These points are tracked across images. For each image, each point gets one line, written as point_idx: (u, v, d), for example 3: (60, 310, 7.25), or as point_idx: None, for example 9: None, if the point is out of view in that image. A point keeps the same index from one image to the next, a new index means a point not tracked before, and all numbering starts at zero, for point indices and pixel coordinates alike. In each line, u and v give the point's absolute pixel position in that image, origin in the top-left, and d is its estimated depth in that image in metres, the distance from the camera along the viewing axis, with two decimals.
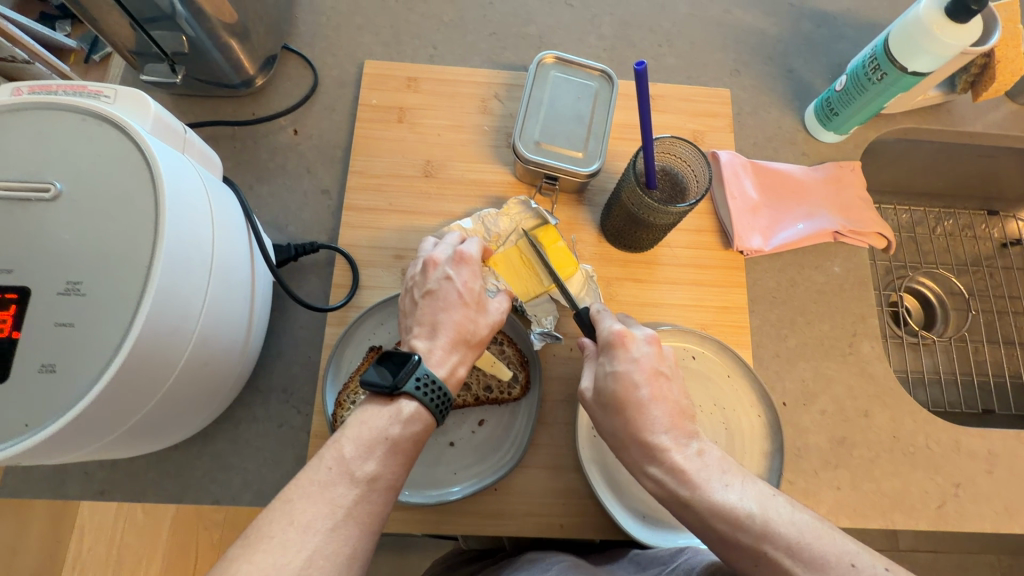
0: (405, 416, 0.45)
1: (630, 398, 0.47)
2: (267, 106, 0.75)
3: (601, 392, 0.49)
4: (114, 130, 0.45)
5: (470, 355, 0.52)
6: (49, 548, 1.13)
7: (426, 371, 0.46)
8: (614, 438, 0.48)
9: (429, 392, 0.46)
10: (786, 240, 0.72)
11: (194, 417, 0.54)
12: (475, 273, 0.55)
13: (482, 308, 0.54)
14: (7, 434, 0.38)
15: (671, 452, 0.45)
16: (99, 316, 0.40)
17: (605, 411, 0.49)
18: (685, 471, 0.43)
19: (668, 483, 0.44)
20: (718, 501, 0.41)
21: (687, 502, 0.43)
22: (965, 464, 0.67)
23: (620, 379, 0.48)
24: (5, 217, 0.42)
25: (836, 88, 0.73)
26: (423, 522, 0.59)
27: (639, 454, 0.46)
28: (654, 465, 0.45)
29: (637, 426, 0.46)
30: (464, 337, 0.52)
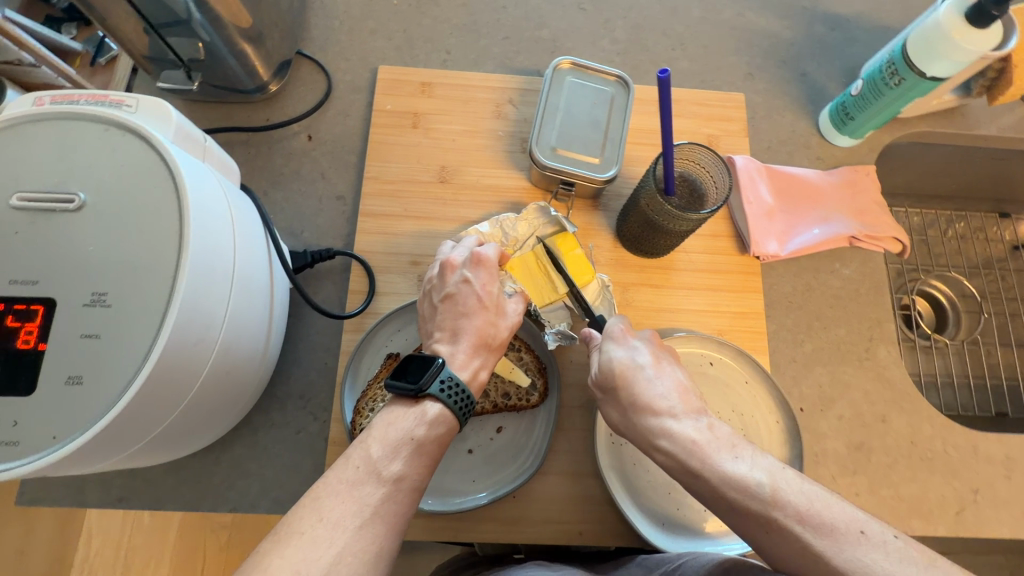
0: (431, 417, 0.45)
1: (637, 377, 0.48)
2: (281, 111, 0.75)
3: (608, 374, 0.50)
4: (137, 139, 0.45)
5: (492, 358, 0.53)
6: (57, 552, 1.13)
7: (450, 374, 0.46)
8: (623, 421, 0.48)
9: (453, 395, 0.46)
10: (802, 244, 0.72)
11: (214, 426, 0.54)
12: (493, 275, 0.55)
13: (501, 311, 0.54)
14: (35, 446, 0.38)
15: (678, 425, 0.44)
16: (126, 327, 0.40)
17: (612, 393, 0.49)
18: (693, 442, 0.42)
19: (677, 453, 0.43)
20: (726, 467, 0.40)
21: (697, 471, 0.41)
22: (983, 470, 0.67)
23: (625, 365, 0.49)
24: (31, 228, 0.42)
25: (852, 93, 0.72)
26: (442, 530, 0.59)
27: (648, 428, 0.45)
28: (662, 439, 0.44)
29: (644, 403, 0.47)
30: (486, 341, 0.52)
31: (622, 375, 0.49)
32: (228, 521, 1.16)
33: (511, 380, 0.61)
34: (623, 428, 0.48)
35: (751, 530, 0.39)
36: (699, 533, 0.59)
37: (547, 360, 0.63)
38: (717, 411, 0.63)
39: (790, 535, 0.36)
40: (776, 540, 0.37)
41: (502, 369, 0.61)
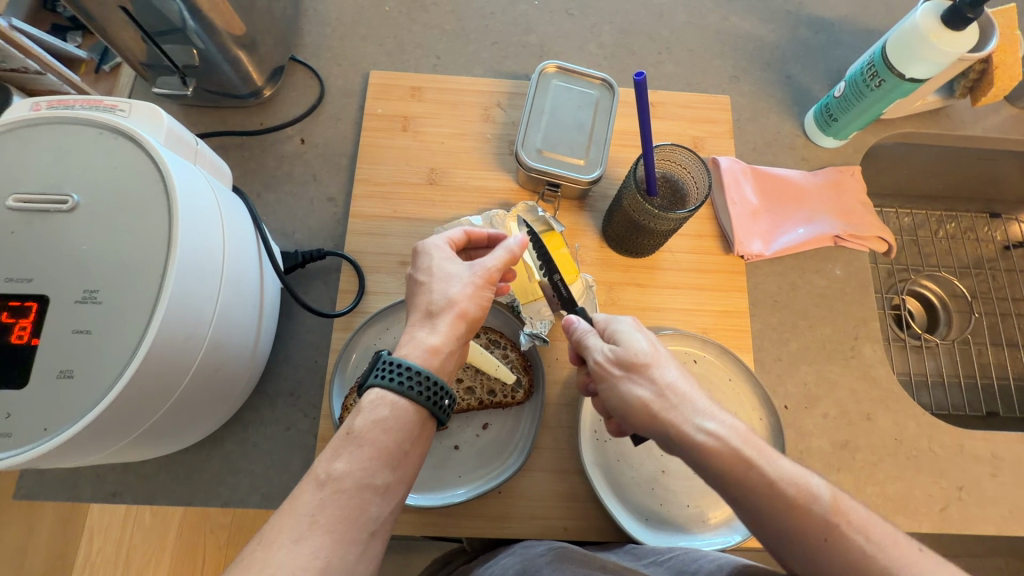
0: (374, 403, 0.45)
1: (665, 365, 0.47)
2: (274, 116, 0.76)
3: (636, 354, 0.48)
4: (129, 143, 0.46)
5: (443, 318, 0.51)
6: (60, 550, 1.15)
7: (391, 359, 0.47)
8: (649, 401, 0.45)
9: (390, 375, 0.46)
10: (786, 244, 0.73)
11: (204, 422, 0.55)
12: (427, 254, 0.56)
13: (441, 277, 0.54)
14: (28, 437, 0.39)
15: (722, 413, 0.44)
16: (116, 322, 0.42)
17: (639, 372, 0.47)
18: (743, 436, 0.42)
19: (728, 438, 0.42)
20: (789, 464, 0.41)
21: (755, 460, 0.40)
22: (969, 467, 0.67)
23: (654, 354, 0.48)
24: (25, 229, 0.43)
25: (835, 95, 0.74)
26: (428, 525, 0.60)
27: (688, 411, 0.44)
28: (708, 422, 0.43)
29: (679, 388, 0.46)
30: (428, 309, 0.52)
31: (649, 360, 0.48)
32: (227, 521, 1.18)
33: (497, 377, 0.62)
34: (644, 407, 0.45)
35: (811, 531, 0.38)
36: (681, 529, 0.59)
37: (533, 357, 0.64)
38: None
39: (856, 541, 0.37)
40: (839, 547, 0.37)
41: (485, 366, 0.62)
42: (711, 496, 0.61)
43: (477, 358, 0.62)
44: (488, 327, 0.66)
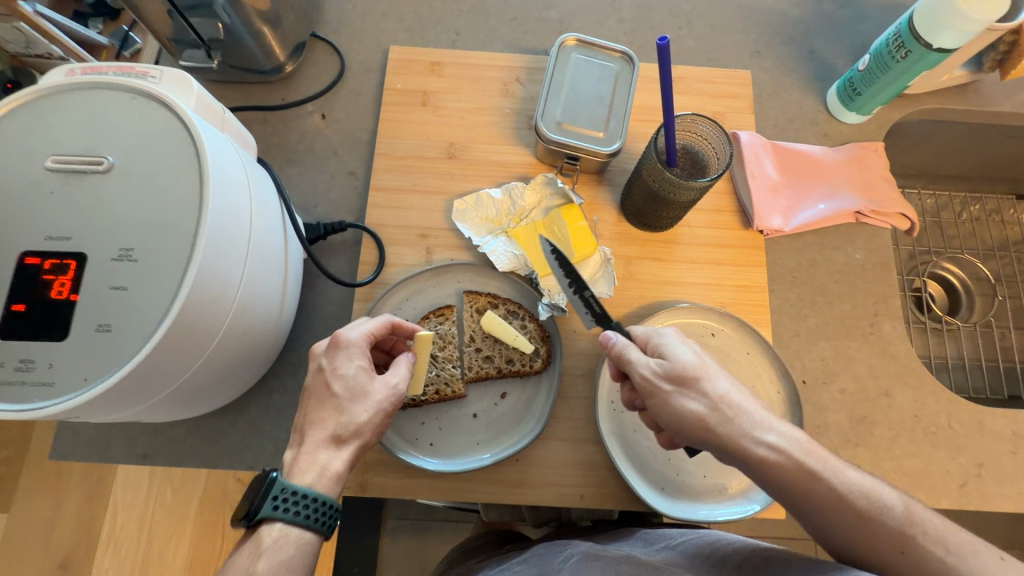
0: (272, 540, 0.43)
1: (716, 376, 0.49)
2: (296, 92, 0.77)
3: (686, 368, 0.49)
4: (161, 107, 0.47)
5: (351, 444, 0.48)
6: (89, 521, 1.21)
7: (283, 486, 0.43)
8: (706, 417, 0.47)
9: (293, 507, 0.43)
10: (807, 219, 0.72)
11: (232, 385, 0.57)
12: (348, 355, 0.51)
13: (358, 395, 0.50)
14: (68, 387, 0.41)
15: (779, 425, 0.46)
16: (152, 279, 0.43)
17: (690, 386, 0.48)
18: (804, 448, 0.44)
19: (790, 450, 0.44)
20: (852, 473, 0.43)
21: (821, 473, 0.43)
22: (989, 445, 0.67)
23: (701, 367, 0.49)
24: (64, 189, 0.45)
25: (859, 68, 0.72)
26: (447, 491, 0.61)
27: (747, 425, 0.46)
28: (768, 437, 0.45)
29: (733, 401, 0.47)
30: (337, 431, 0.48)
31: (700, 374, 0.49)
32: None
33: (516, 347, 0.63)
34: (702, 423, 0.47)
35: (885, 540, 0.40)
36: (697, 498, 0.60)
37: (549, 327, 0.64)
38: None
39: (932, 549, 0.39)
40: (917, 555, 0.39)
41: (503, 336, 0.63)
42: (727, 468, 0.61)
43: (495, 328, 0.63)
44: (507, 298, 0.66)
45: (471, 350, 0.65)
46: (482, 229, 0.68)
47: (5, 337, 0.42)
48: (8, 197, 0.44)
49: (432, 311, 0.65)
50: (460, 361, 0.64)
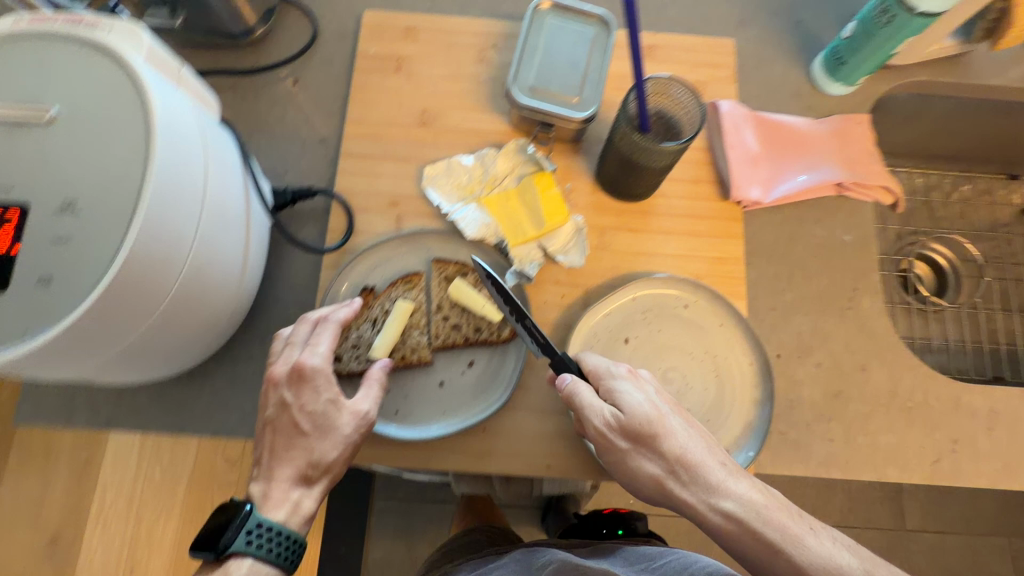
0: (239, 574, 0.46)
1: (675, 431, 0.51)
2: (267, 57, 0.75)
3: (644, 426, 0.50)
4: (109, 59, 0.46)
5: (320, 480, 0.52)
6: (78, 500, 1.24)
7: (258, 521, 0.48)
8: (665, 479, 0.50)
9: (265, 542, 0.47)
10: (786, 192, 0.71)
11: (191, 347, 0.56)
12: (314, 391, 0.52)
13: (326, 431, 0.52)
14: (7, 339, 0.40)
15: (738, 485, 0.49)
16: (96, 231, 0.42)
17: (648, 446, 0.50)
18: (762, 511, 0.47)
19: (745, 516, 0.47)
20: (808, 537, 0.47)
21: (778, 542, 0.46)
22: (965, 422, 0.66)
23: (658, 423, 0.51)
24: (7, 139, 0.43)
25: (844, 37, 0.71)
26: (411, 460, 0.60)
27: (704, 489, 0.49)
28: (725, 501, 0.48)
29: (690, 460, 0.50)
30: (308, 469, 0.51)
31: (657, 432, 0.50)
32: (235, 479, 1.26)
33: (484, 316, 0.62)
34: (661, 485, 0.50)
35: None
36: None
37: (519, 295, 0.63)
38: (688, 351, 0.63)
39: None
40: None
41: (472, 303, 0.62)
42: None
43: (464, 296, 0.62)
44: (477, 264, 0.65)
45: (439, 319, 0.63)
46: (453, 196, 0.67)
47: None
48: None
49: (399, 278, 0.63)
50: (428, 330, 0.63)
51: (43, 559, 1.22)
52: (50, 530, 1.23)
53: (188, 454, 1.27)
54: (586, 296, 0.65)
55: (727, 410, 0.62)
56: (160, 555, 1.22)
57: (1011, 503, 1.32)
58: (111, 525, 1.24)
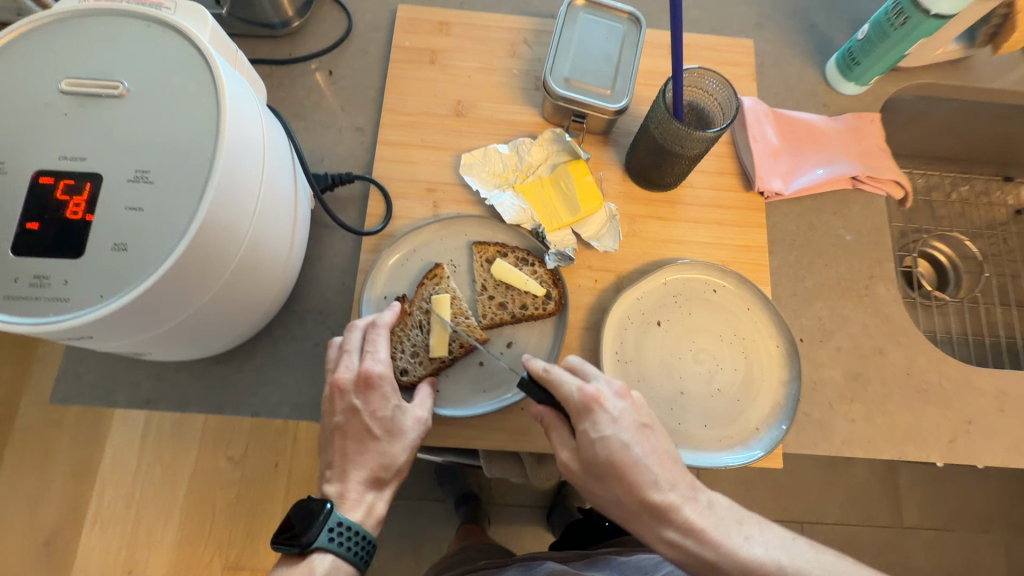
0: (321, 569, 0.48)
1: (630, 463, 0.49)
2: (303, 47, 0.77)
3: (591, 464, 0.50)
4: (176, 36, 0.47)
5: (390, 482, 0.54)
6: (75, 501, 1.23)
7: (338, 520, 0.49)
8: (615, 507, 0.51)
9: (344, 542, 0.49)
10: (805, 184, 0.74)
11: (240, 324, 0.57)
12: (383, 397, 0.53)
13: (395, 434, 0.53)
14: (84, 303, 0.41)
15: (684, 509, 0.49)
16: (169, 201, 0.43)
17: (597, 480, 0.51)
18: (705, 535, 0.48)
19: (689, 544, 0.48)
20: (743, 553, 0.47)
21: (716, 564, 0.47)
22: (976, 402, 0.69)
23: (605, 458, 0.49)
24: (78, 112, 0.44)
25: (858, 38, 0.74)
26: (452, 438, 0.61)
27: (650, 521, 0.49)
28: (667, 529, 0.48)
29: (637, 492, 0.49)
30: (380, 472, 0.53)
31: (604, 468, 0.50)
32: (237, 479, 1.26)
33: (528, 292, 0.64)
34: (615, 510, 0.51)
35: None
36: (697, 447, 0.62)
37: (560, 272, 0.65)
38: (717, 333, 0.66)
39: None
40: None
41: (515, 281, 0.63)
42: (726, 417, 0.63)
43: (507, 275, 0.64)
44: (515, 246, 0.67)
45: (485, 299, 0.64)
46: (490, 183, 0.69)
47: (16, 252, 0.41)
48: (15, 115, 0.43)
49: (426, 275, 0.64)
50: (473, 309, 0.64)
51: (40, 560, 1.20)
52: (47, 530, 1.21)
53: (189, 453, 1.27)
54: (618, 280, 0.68)
55: (757, 390, 0.64)
56: (161, 555, 1.21)
57: (1003, 499, 1.36)
58: (110, 526, 1.22)
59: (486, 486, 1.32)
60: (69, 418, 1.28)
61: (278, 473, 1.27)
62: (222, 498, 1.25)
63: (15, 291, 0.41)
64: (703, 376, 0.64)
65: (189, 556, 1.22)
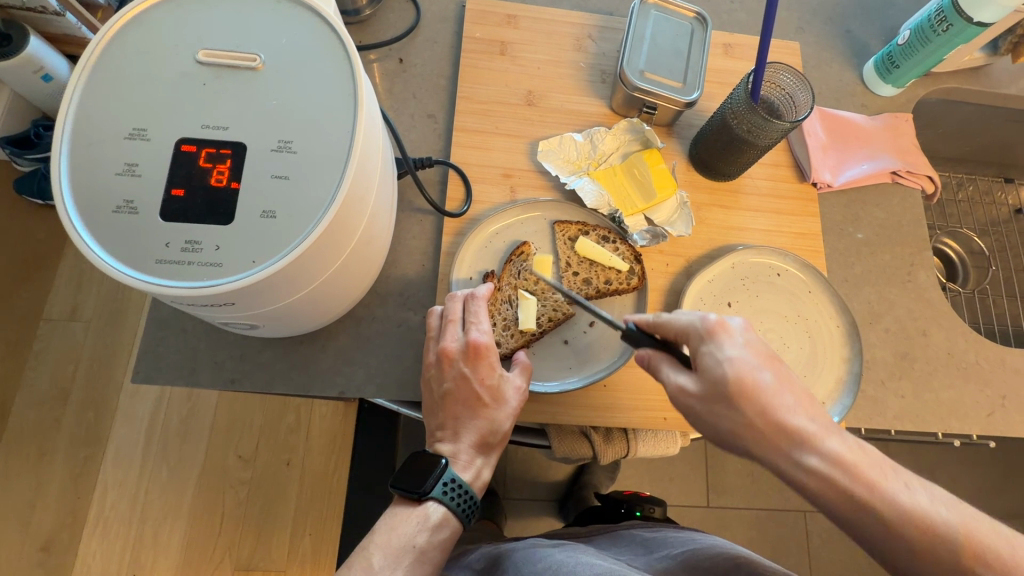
0: (434, 516, 0.52)
1: (762, 388, 0.43)
2: (372, 36, 0.79)
3: (723, 385, 0.44)
4: (304, 8, 0.47)
5: (495, 446, 0.57)
6: (73, 504, 1.15)
7: (452, 476, 0.53)
8: (741, 437, 0.44)
9: (455, 496, 0.53)
10: (852, 177, 0.79)
11: (343, 301, 0.58)
12: (491, 366, 0.57)
13: (500, 402, 0.57)
14: (236, 268, 0.42)
15: (830, 440, 0.42)
16: (313, 172, 0.44)
17: (727, 403, 0.44)
18: (853, 465, 0.40)
19: (832, 475, 0.40)
20: (900, 497, 0.40)
21: (870, 500, 0.39)
22: (1010, 378, 0.74)
23: (739, 378, 0.43)
24: (216, 82, 0.45)
25: (898, 43, 0.80)
26: (540, 414, 0.64)
27: (787, 446, 0.42)
28: (810, 455, 0.41)
29: (775, 418, 0.43)
30: (487, 437, 0.56)
31: (739, 391, 0.43)
32: (247, 477, 1.20)
33: (612, 268, 0.68)
34: (739, 439, 0.44)
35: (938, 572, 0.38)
36: None
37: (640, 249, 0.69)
38: (781, 313, 0.70)
39: None
40: None
41: (600, 258, 0.67)
42: None
43: (591, 251, 0.68)
44: (596, 224, 0.70)
45: (569, 275, 0.68)
46: (566, 169, 0.71)
47: (165, 218, 0.42)
48: (156, 86, 0.44)
49: (512, 252, 0.67)
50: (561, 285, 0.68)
51: (34, 568, 1.11)
52: (44, 535, 1.13)
53: (199, 449, 1.21)
54: (688, 265, 0.71)
55: (822, 366, 0.68)
56: (166, 559, 1.14)
57: (992, 487, 1.36)
58: (112, 531, 1.15)
59: (501, 478, 1.30)
60: (69, 418, 1.20)
61: (290, 471, 1.21)
62: (232, 497, 1.19)
63: (166, 255, 0.41)
64: None
65: (196, 559, 1.15)
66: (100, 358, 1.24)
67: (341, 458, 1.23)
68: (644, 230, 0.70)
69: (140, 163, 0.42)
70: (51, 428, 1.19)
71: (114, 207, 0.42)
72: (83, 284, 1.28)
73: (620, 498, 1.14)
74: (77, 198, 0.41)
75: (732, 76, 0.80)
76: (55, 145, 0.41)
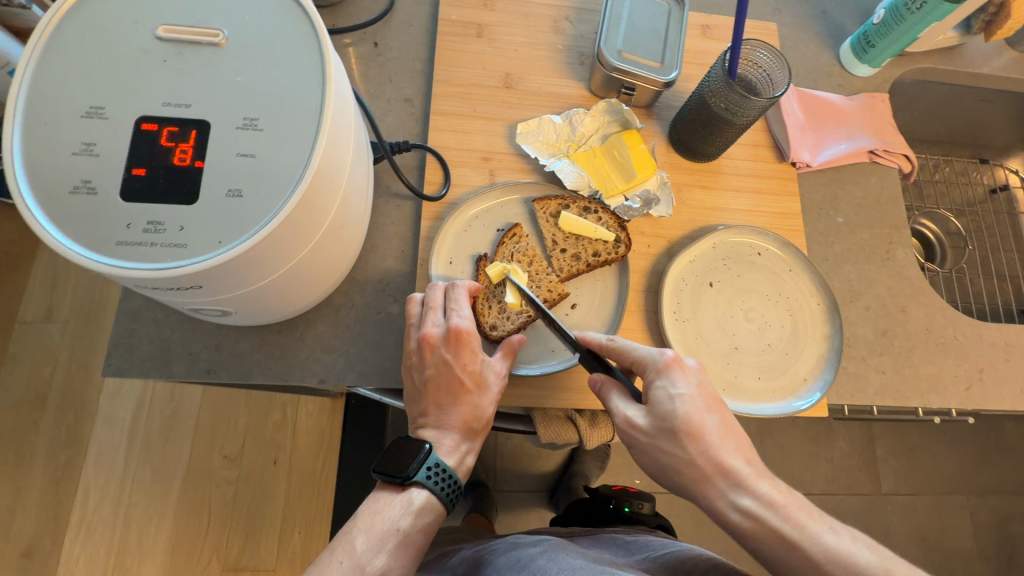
0: (417, 500, 0.51)
1: (707, 425, 0.48)
2: (346, 20, 0.77)
3: (677, 422, 0.48)
4: None
5: (479, 431, 0.57)
6: (53, 509, 1.12)
7: (436, 461, 0.52)
8: (684, 468, 0.48)
9: (439, 481, 0.52)
10: (830, 156, 0.79)
11: (318, 287, 0.56)
12: (473, 352, 0.56)
13: (483, 388, 0.56)
14: (202, 249, 0.40)
15: (761, 483, 0.47)
16: (280, 149, 0.42)
17: (676, 439, 0.48)
18: (780, 504, 0.46)
19: (763, 515, 0.45)
20: (824, 536, 0.44)
21: (796, 539, 0.44)
22: (987, 352, 0.75)
23: (688, 408, 0.49)
24: (177, 59, 0.43)
25: (874, 22, 0.80)
26: (525, 397, 0.63)
27: (725, 487, 0.47)
28: (744, 499, 0.46)
29: (718, 460, 0.48)
30: (472, 423, 0.56)
31: (688, 429, 0.48)
32: (231, 476, 1.18)
33: (598, 240, 0.67)
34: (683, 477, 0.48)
35: None
36: (756, 400, 0.65)
37: (626, 218, 0.69)
38: (763, 292, 0.70)
39: None
40: None
41: (585, 231, 0.67)
42: (778, 370, 0.67)
43: (576, 226, 0.67)
44: (575, 197, 0.69)
45: (558, 254, 0.67)
46: (545, 152, 0.71)
47: (125, 198, 0.40)
48: (114, 63, 0.42)
49: (505, 233, 0.67)
50: (549, 265, 0.67)
51: None
52: (24, 542, 1.10)
53: (181, 448, 1.19)
54: (669, 246, 0.71)
55: (803, 343, 0.68)
56: (151, 561, 1.12)
57: (969, 466, 1.39)
58: (95, 535, 1.12)
59: (489, 470, 1.30)
60: (46, 422, 1.17)
61: (275, 469, 1.19)
62: (218, 497, 1.16)
63: (128, 236, 0.40)
64: (754, 333, 0.68)
65: (181, 560, 1.13)
66: (77, 360, 1.21)
67: (327, 455, 1.21)
68: (635, 196, 0.69)
69: (98, 142, 0.41)
70: (27, 433, 1.16)
71: (72, 187, 0.40)
72: (57, 284, 1.24)
73: (608, 494, 1.14)
74: (32, 180, 0.40)
75: (710, 57, 0.80)
76: (7, 123, 0.40)
